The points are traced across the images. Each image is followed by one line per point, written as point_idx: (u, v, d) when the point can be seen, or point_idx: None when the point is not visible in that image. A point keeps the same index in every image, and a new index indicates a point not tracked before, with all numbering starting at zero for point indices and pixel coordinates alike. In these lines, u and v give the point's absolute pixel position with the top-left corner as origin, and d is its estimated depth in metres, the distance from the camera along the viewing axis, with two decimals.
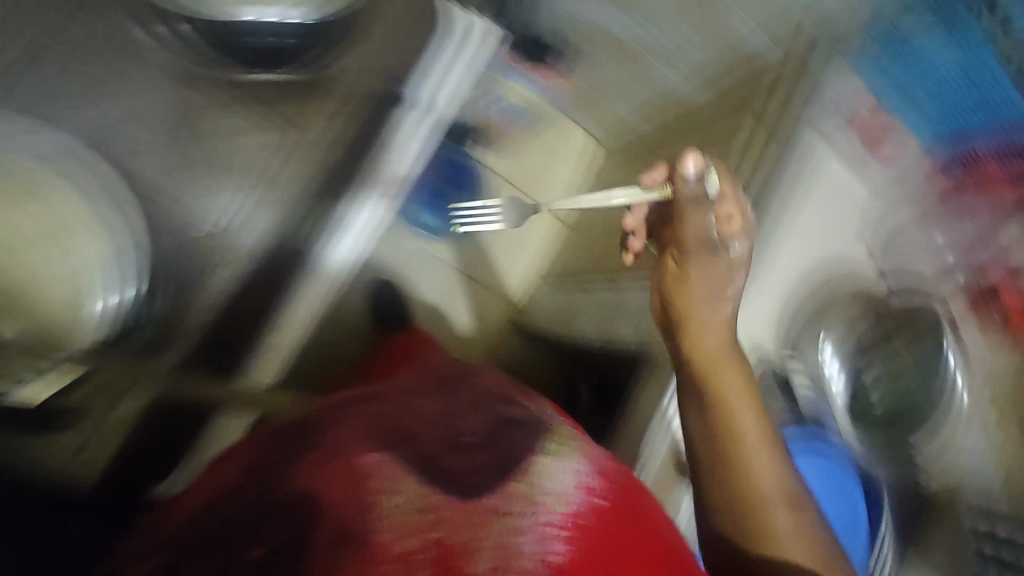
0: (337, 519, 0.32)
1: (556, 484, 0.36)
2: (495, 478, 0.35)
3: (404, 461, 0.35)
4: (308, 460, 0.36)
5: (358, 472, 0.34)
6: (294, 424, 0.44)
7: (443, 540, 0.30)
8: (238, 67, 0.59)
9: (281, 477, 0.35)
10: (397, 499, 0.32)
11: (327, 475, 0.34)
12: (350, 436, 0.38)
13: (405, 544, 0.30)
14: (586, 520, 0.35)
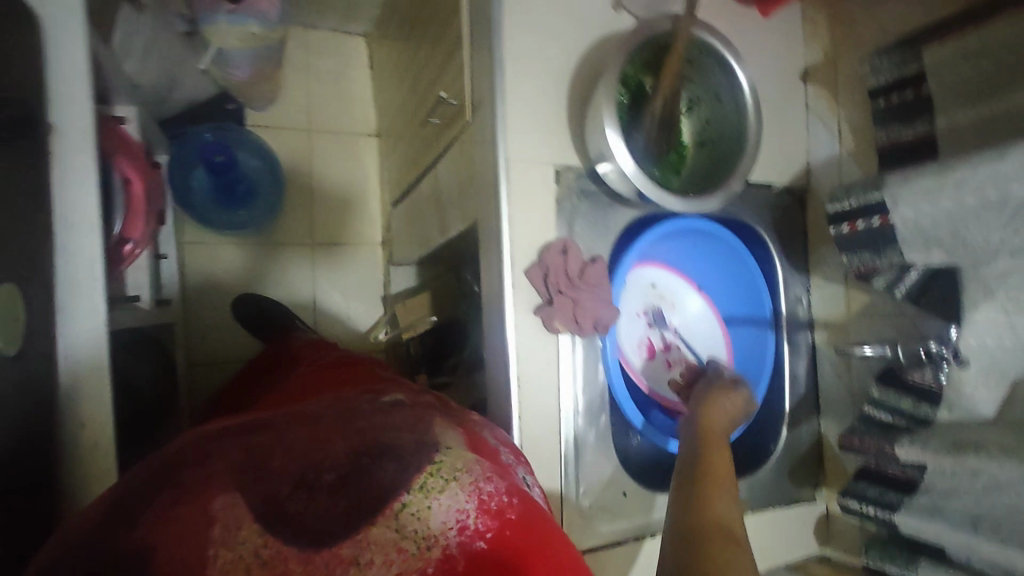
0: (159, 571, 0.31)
1: (425, 523, 0.36)
2: (348, 528, 0.35)
3: (242, 507, 0.34)
4: (150, 506, 0.34)
5: (208, 520, 0.34)
6: (179, 452, 0.40)
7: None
8: None
9: (121, 519, 0.34)
10: (233, 558, 0.33)
11: (166, 525, 0.33)
12: (213, 480, 0.36)
13: None
14: (461, 562, 0.36)
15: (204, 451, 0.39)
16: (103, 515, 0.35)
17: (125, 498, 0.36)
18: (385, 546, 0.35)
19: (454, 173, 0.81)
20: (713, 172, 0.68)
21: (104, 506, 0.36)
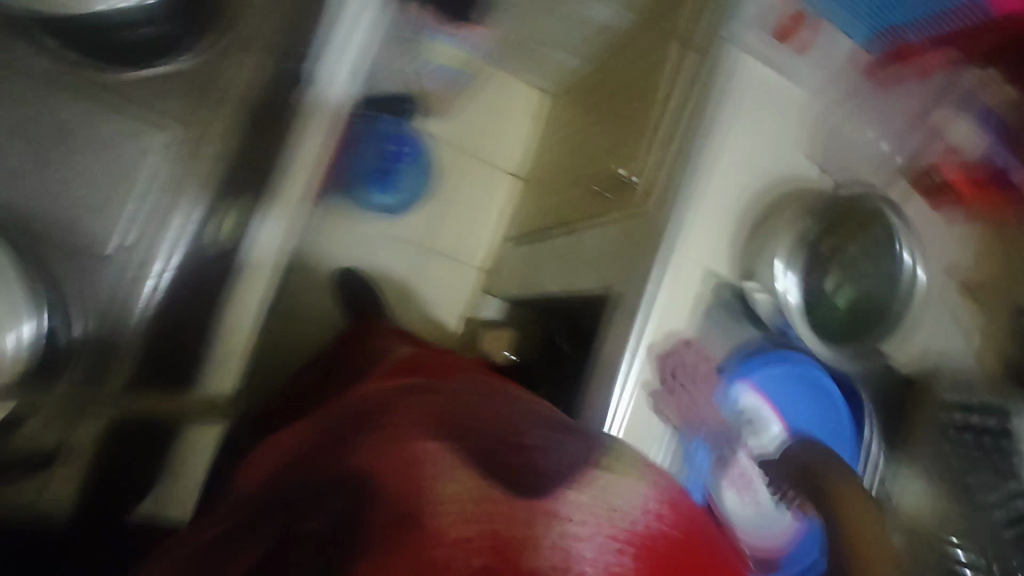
0: (393, 498, 0.42)
1: (621, 501, 0.42)
2: (553, 484, 0.42)
3: (449, 454, 0.44)
4: (367, 440, 0.48)
5: (422, 457, 0.44)
6: (371, 408, 0.54)
7: (505, 533, 0.39)
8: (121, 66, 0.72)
9: (352, 451, 0.47)
10: (455, 488, 0.41)
11: (389, 455, 0.45)
12: (413, 425, 0.48)
13: (463, 532, 0.39)
14: (656, 545, 0.41)
15: (394, 407, 0.52)
16: (323, 455, 0.49)
17: (345, 439, 0.50)
18: (591, 510, 0.41)
19: (605, 243, 0.91)
20: (859, 327, 0.83)
21: (330, 443, 0.50)
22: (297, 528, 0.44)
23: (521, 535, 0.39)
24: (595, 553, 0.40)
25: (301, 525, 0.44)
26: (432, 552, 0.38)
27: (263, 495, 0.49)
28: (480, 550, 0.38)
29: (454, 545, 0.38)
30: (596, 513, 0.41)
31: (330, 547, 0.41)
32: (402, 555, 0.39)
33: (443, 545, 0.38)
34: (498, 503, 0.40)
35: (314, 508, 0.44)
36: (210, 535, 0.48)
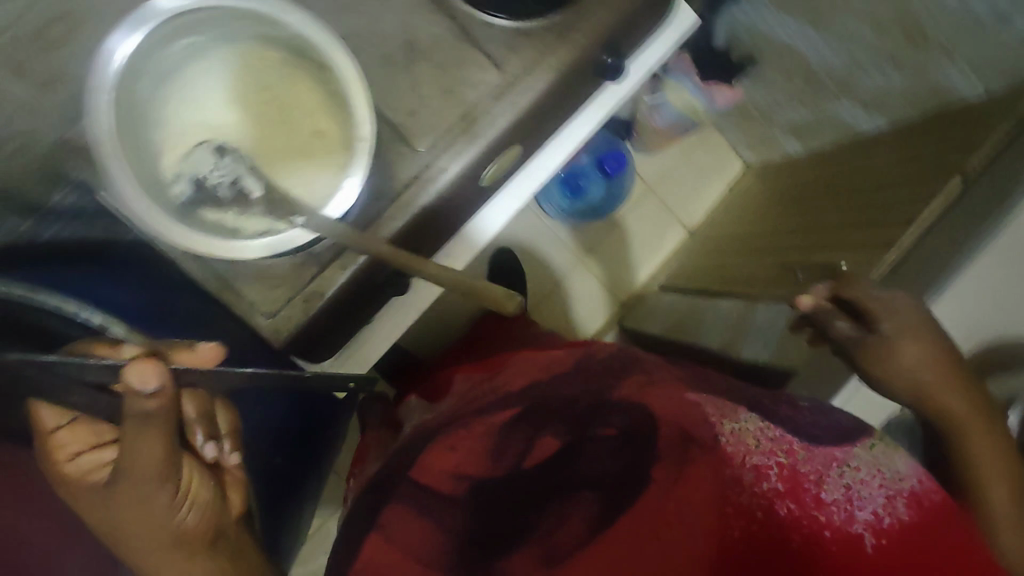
0: (679, 428, 0.72)
1: (898, 470, 0.71)
2: (842, 441, 0.73)
3: (719, 400, 0.76)
4: (632, 383, 0.78)
5: (693, 405, 0.74)
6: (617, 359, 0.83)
7: (788, 464, 0.70)
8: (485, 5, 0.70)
9: (619, 390, 0.77)
10: (761, 441, 0.71)
11: (653, 396, 0.75)
12: (664, 383, 0.78)
13: (755, 461, 0.70)
14: (926, 499, 0.69)
15: (643, 363, 0.84)
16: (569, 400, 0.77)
17: (607, 376, 0.80)
18: (869, 467, 0.70)
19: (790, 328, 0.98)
20: None
21: (591, 376, 0.80)
22: (592, 430, 0.73)
23: (812, 475, 0.70)
24: (867, 492, 0.69)
25: (593, 428, 0.73)
26: (732, 469, 0.70)
27: (518, 425, 0.75)
28: (773, 476, 0.69)
29: (749, 469, 0.70)
30: (877, 474, 0.70)
31: (625, 449, 0.71)
32: (700, 472, 0.70)
33: (746, 469, 0.70)
34: (795, 449, 0.71)
35: (602, 419, 0.73)
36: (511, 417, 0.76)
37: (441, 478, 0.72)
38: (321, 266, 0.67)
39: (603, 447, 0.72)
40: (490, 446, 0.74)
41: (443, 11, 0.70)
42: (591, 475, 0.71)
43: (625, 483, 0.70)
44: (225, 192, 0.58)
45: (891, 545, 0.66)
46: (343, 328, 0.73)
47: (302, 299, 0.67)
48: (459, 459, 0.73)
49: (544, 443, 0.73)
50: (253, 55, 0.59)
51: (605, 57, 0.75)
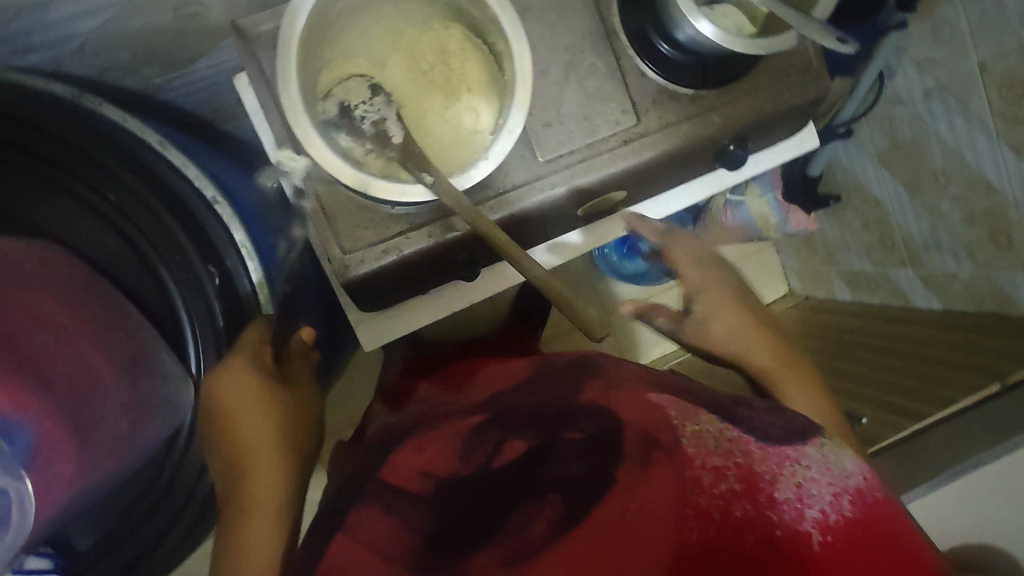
0: (640, 428, 0.57)
1: (844, 463, 0.50)
2: (793, 438, 0.52)
3: (681, 400, 0.58)
4: (595, 385, 0.66)
5: (653, 407, 0.58)
6: (576, 361, 0.75)
7: (748, 465, 0.50)
8: (650, 56, 0.73)
9: (582, 392, 0.65)
10: (713, 442, 0.52)
11: (622, 396, 0.61)
12: (633, 384, 0.64)
13: (713, 460, 0.51)
14: (871, 497, 0.47)
15: (606, 364, 0.72)
16: (537, 404, 0.67)
17: (570, 380, 0.69)
18: (817, 462, 0.49)
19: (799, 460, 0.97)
20: None
21: (555, 380, 0.71)
22: (559, 435, 0.61)
23: (767, 470, 0.50)
24: (826, 495, 0.47)
25: (560, 433, 0.62)
26: (692, 471, 0.51)
27: (478, 425, 0.67)
28: (732, 478, 0.50)
29: (708, 470, 0.51)
30: (825, 469, 0.49)
31: (595, 454, 0.58)
32: (656, 471, 0.53)
33: (706, 469, 0.51)
34: (753, 449, 0.51)
35: (569, 422, 0.62)
36: (478, 426, 0.67)
37: (411, 475, 0.64)
38: (410, 226, 0.69)
39: (567, 454, 0.60)
40: (459, 448, 0.65)
41: (610, 52, 0.74)
42: (556, 476, 0.59)
43: (586, 484, 0.56)
44: (369, 126, 0.60)
45: (848, 552, 0.44)
46: (400, 290, 0.75)
47: (381, 249, 0.69)
48: (429, 458, 0.65)
49: (505, 447, 0.64)
50: (442, 26, 0.63)
51: (729, 143, 0.79)
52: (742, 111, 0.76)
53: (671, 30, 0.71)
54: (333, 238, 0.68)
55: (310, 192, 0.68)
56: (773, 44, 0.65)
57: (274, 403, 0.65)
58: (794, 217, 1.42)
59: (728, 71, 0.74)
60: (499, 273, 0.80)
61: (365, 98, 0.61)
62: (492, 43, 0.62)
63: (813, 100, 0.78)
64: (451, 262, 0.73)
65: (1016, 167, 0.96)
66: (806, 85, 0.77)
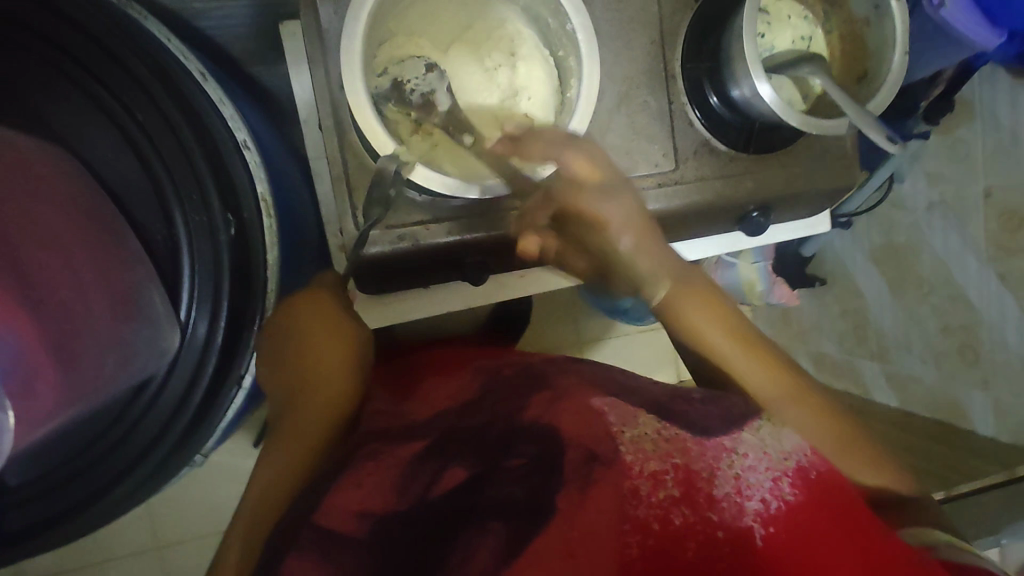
0: (585, 446, 0.51)
1: (781, 443, 0.52)
2: (723, 427, 0.53)
3: (624, 403, 0.55)
4: (541, 398, 0.56)
5: (595, 416, 0.53)
6: (528, 371, 0.63)
7: (686, 466, 0.49)
8: (701, 107, 0.74)
9: (525, 408, 0.55)
10: (638, 438, 0.51)
11: (566, 411, 0.54)
12: (576, 391, 0.57)
13: (651, 466, 0.49)
14: (809, 475, 0.50)
15: (552, 374, 0.63)
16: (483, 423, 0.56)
17: (515, 394, 0.58)
18: (753, 450, 0.51)
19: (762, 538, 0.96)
20: None
21: (500, 391, 0.60)
22: (502, 461, 0.51)
23: (705, 466, 0.49)
24: (765, 483, 0.48)
25: (501, 457, 0.52)
26: (630, 481, 0.48)
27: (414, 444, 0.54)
28: (670, 482, 0.49)
29: (647, 478, 0.49)
30: (761, 455, 0.50)
31: (534, 475, 0.49)
32: (599, 490, 0.48)
33: (643, 477, 0.49)
34: (689, 444, 0.51)
35: (512, 446, 0.52)
36: (415, 451, 0.53)
37: (343, 515, 0.48)
38: (432, 218, 0.67)
39: (511, 480, 0.49)
40: (397, 481, 0.51)
41: (665, 94, 0.74)
42: (496, 500, 0.48)
43: (527, 507, 0.47)
44: (418, 97, 0.60)
45: (790, 540, 0.45)
46: (403, 281, 0.72)
47: (398, 234, 0.66)
48: (364, 493, 0.49)
49: (445, 475, 0.51)
50: (516, 29, 0.63)
51: (752, 209, 0.79)
52: (775, 180, 0.78)
53: (728, 85, 0.71)
54: (352, 212, 0.65)
55: (333, 158, 0.64)
56: (833, 125, 0.67)
57: (335, 332, 0.60)
58: (778, 290, 1.37)
59: (773, 139, 0.75)
60: (502, 282, 0.78)
61: (419, 74, 0.60)
62: (561, 56, 0.61)
63: (841, 185, 0.81)
64: (463, 263, 0.71)
65: (996, 288, 1.02)
66: (839, 171, 0.79)
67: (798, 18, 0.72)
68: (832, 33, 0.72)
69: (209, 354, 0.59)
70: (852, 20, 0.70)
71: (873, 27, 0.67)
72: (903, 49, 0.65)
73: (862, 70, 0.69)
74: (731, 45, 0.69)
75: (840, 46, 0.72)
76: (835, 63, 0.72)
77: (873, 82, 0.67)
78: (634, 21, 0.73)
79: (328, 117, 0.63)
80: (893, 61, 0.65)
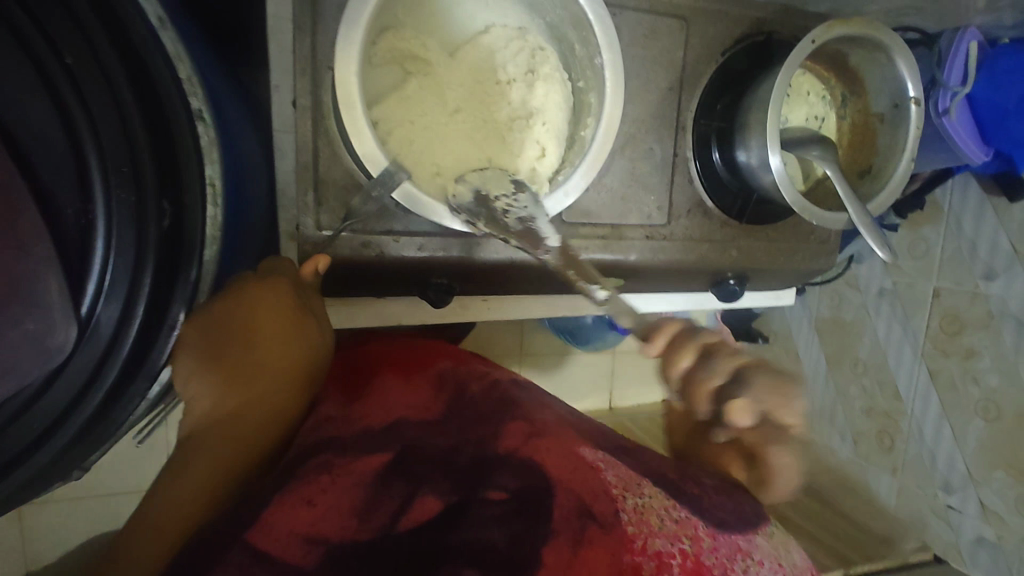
0: (577, 499, 0.42)
1: (790, 556, 0.44)
2: (741, 520, 0.44)
3: (622, 465, 0.46)
4: (517, 427, 0.49)
5: (588, 468, 0.45)
6: (497, 397, 0.56)
7: (696, 556, 0.39)
8: (703, 165, 0.71)
9: (499, 437, 0.48)
10: (640, 500, 0.42)
11: (547, 451, 0.46)
12: (559, 432, 0.50)
13: (656, 544, 0.39)
14: None
15: (526, 405, 0.55)
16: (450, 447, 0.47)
17: (488, 419, 0.52)
18: (766, 555, 0.42)
19: None
20: None
21: (471, 416, 0.53)
22: (477, 493, 0.42)
23: (717, 564, 0.40)
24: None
25: (474, 488, 0.42)
26: (631, 557, 0.38)
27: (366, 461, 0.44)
28: (676, 567, 0.38)
29: (650, 557, 0.39)
30: (772, 564, 0.41)
31: (518, 517, 0.40)
32: (593, 555, 0.38)
33: (647, 555, 0.39)
34: (704, 535, 0.41)
35: (485, 476, 0.43)
36: (376, 467, 0.44)
37: (282, 539, 0.37)
38: (403, 230, 0.61)
39: (491, 522, 0.39)
40: (357, 503, 0.40)
41: (672, 144, 0.70)
42: (467, 546, 0.38)
43: (508, 558, 0.37)
44: (514, 221, 0.52)
45: None
46: (359, 291, 0.65)
47: (363, 240, 0.60)
48: (316, 514, 0.39)
49: (412, 506, 0.41)
50: (538, 44, 0.58)
51: (729, 276, 0.76)
52: (758, 251, 0.76)
53: (736, 149, 0.68)
54: (314, 205, 0.57)
55: (306, 142, 0.56)
56: (833, 220, 0.65)
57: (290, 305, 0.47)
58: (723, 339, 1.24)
59: (766, 212, 0.74)
60: (463, 305, 0.72)
61: (511, 193, 0.54)
62: (580, 87, 0.59)
63: (817, 267, 0.81)
64: (428, 283, 0.65)
65: (923, 386, 1.06)
66: (819, 255, 0.79)
67: (817, 97, 0.70)
68: (845, 121, 0.70)
69: (109, 363, 0.42)
70: (868, 111, 0.69)
71: (887, 125, 0.66)
72: (911, 156, 0.64)
73: (867, 167, 0.69)
74: (749, 112, 0.66)
75: (849, 134, 0.70)
76: (843, 150, 0.71)
77: (877, 182, 0.66)
78: (658, 61, 0.68)
79: (306, 96, 0.56)
80: (899, 168, 0.64)
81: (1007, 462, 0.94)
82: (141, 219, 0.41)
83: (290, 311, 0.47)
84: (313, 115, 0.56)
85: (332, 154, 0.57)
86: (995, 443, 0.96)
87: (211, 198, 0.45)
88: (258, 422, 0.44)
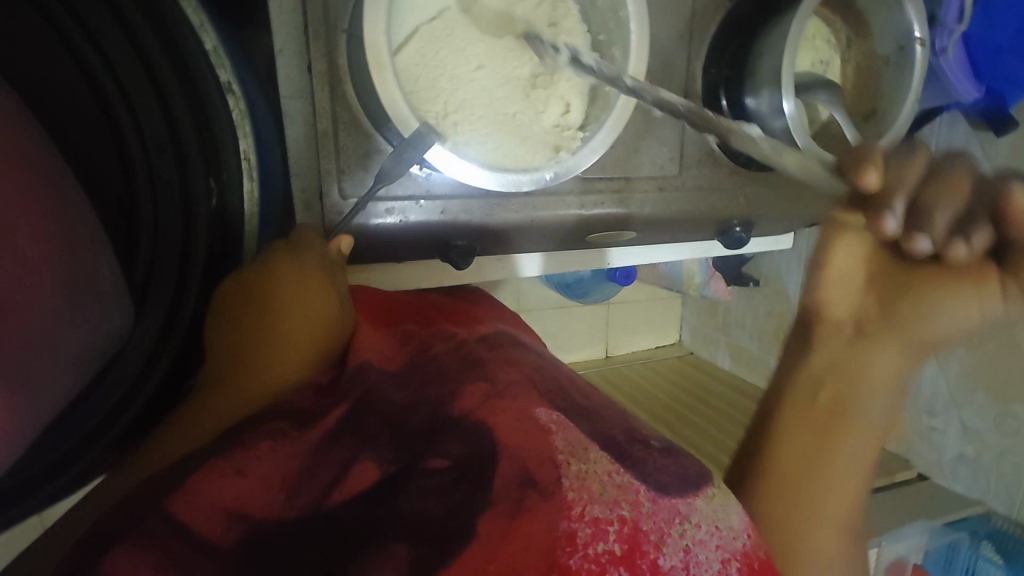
0: (519, 464, 0.34)
1: (730, 518, 0.35)
2: (680, 485, 0.36)
3: (574, 428, 0.38)
4: (476, 389, 0.40)
5: (538, 432, 0.36)
6: (464, 354, 0.46)
7: (634, 523, 0.32)
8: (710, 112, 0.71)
9: (454, 396, 0.40)
10: (581, 467, 0.34)
11: (504, 413, 0.37)
12: (518, 390, 0.41)
13: (595, 510, 0.32)
14: (755, 562, 0.34)
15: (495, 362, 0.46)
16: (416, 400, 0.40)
17: (450, 373, 0.43)
18: (704, 515, 0.34)
19: None
20: None
21: (429, 374, 0.44)
22: (417, 462, 0.35)
23: (653, 527, 0.32)
24: (714, 565, 0.32)
25: (423, 453, 0.35)
26: (566, 523, 0.31)
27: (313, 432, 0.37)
28: (612, 536, 0.31)
29: (586, 523, 0.31)
30: (713, 530, 0.34)
31: (461, 486, 0.33)
32: (529, 526, 0.31)
33: (583, 522, 0.31)
34: (641, 499, 0.34)
35: (441, 439, 0.36)
36: (328, 428, 0.37)
37: (206, 513, 0.31)
38: (425, 194, 0.61)
39: (430, 494, 0.32)
40: (290, 475, 0.34)
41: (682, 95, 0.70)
42: (407, 518, 0.31)
43: (442, 530, 0.31)
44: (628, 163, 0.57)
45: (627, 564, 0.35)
46: (379, 257, 0.65)
47: (385, 207, 0.60)
48: (244, 485, 0.32)
49: (350, 473, 0.34)
50: None
51: (734, 223, 0.78)
52: (764, 196, 0.77)
53: (744, 94, 0.67)
54: (335, 173, 0.57)
55: (323, 106, 0.55)
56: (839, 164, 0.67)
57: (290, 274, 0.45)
58: (713, 282, 1.27)
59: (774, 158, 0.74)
60: (481, 263, 0.72)
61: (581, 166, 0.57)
62: (602, 39, 0.60)
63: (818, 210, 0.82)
64: (448, 245, 0.64)
65: None
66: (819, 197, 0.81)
67: (822, 41, 0.71)
68: (849, 64, 0.72)
69: (165, 350, 0.46)
70: (872, 54, 0.70)
71: (891, 65, 0.68)
72: (915, 98, 0.66)
73: (871, 110, 0.70)
74: (758, 58, 0.66)
75: (854, 74, 0.72)
76: (848, 95, 0.72)
77: (881, 125, 0.68)
78: (667, 9, 0.67)
79: (321, 61, 0.54)
80: (902, 109, 0.66)
81: (989, 384, 0.88)
82: (188, 199, 0.45)
83: (312, 281, 0.46)
84: (331, 79, 0.55)
85: (351, 118, 0.56)
86: (978, 367, 0.89)
87: (248, 174, 0.49)
88: (248, 389, 0.40)
